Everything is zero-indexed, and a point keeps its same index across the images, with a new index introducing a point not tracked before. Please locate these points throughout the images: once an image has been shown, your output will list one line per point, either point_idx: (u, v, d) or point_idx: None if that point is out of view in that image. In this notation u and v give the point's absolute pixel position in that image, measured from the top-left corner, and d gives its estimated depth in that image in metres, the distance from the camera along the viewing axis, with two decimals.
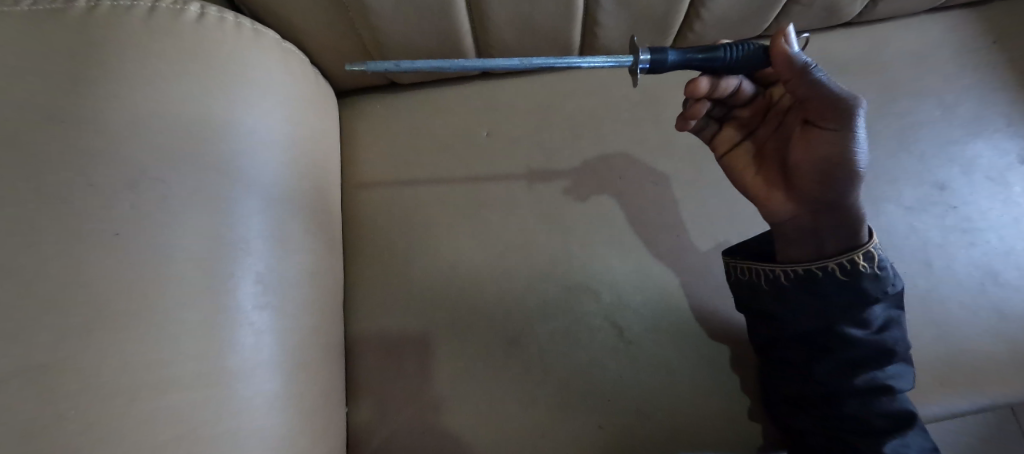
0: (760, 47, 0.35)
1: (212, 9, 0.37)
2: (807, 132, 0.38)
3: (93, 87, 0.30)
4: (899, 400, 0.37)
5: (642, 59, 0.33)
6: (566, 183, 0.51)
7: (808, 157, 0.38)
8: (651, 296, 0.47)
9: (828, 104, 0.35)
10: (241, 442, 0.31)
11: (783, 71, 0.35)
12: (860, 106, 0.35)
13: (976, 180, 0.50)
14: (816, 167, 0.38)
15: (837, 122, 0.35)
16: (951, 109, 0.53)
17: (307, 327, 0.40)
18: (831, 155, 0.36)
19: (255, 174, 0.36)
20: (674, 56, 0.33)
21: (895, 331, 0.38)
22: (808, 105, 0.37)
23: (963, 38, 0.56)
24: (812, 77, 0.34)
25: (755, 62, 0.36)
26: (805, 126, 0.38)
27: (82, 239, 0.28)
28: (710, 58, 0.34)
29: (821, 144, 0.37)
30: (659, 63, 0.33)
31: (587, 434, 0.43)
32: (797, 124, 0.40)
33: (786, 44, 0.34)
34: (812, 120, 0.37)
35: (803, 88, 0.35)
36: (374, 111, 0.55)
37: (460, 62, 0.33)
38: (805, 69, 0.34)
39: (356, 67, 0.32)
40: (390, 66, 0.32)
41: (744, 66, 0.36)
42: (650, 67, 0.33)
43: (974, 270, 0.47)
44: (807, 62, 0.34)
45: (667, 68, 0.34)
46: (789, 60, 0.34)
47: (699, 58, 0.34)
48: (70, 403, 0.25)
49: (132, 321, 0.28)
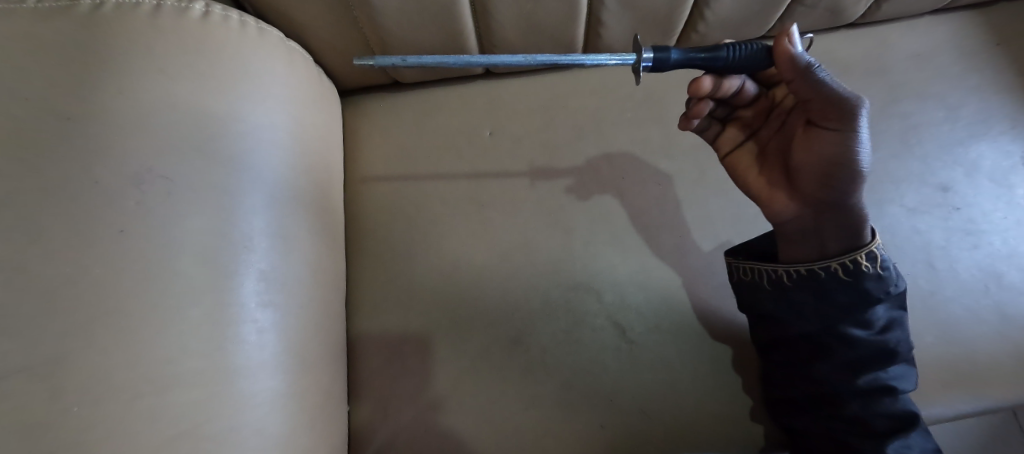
0: (763, 48, 0.36)
1: (217, 7, 0.37)
2: (810, 132, 0.38)
3: (99, 84, 0.31)
4: (901, 401, 0.37)
5: (645, 57, 0.33)
6: (568, 183, 0.51)
7: (811, 157, 0.38)
8: (654, 296, 0.47)
9: (831, 104, 0.35)
10: (245, 438, 0.31)
11: (786, 71, 0.35)
12: (863, 107, 0.35)
13: (979, 182, 0.50)
14: (818, 167, 0.38)
15: (840, 122, 0.36)
16: (955, 110, 0.53)
17: (310, 325, 0.40)
18: (833, 156, 0.36)
19: (259, 171, 0.36)
20: (677, 54, 0.34)
21: (897, 332, 0.38)
22: (811, 105, 0.37)
23: (967, 40, 0.56)
24: (816, 77, 0.34)
25: (758, 63, 0.36)
26: (808, 126, 0.38)
27: (88, 235, 0.28)
28: (713, 57, 0.35)
29: (824, 144, 0.37)
30: (661, 61, 0.33)
31: (589, 433, 0.43)
32: (800, 125, 0.40)
33: (789, 44, 0.34)
34: (815, 121, 0.37)
35: (807, 88, 0.35)
36: (377, 109, 0.55)
37: (463, 58, 0.33)
38: (809, 69, 0.34)
39: (364, 61, 0.33)
40: (396, 60, 0.33)
41: (747, 66, 0.36)
42: (653, 65, 0.34)
43: (978, 272, 0.47)
44: (811, 62, 0.34)
45: (670, 67, 0.34)
46: (793, 60, 0.34)
47: (701, 57, 0.34)
48: (75, 398, 0.25)
49: (136, 317, 0.28)
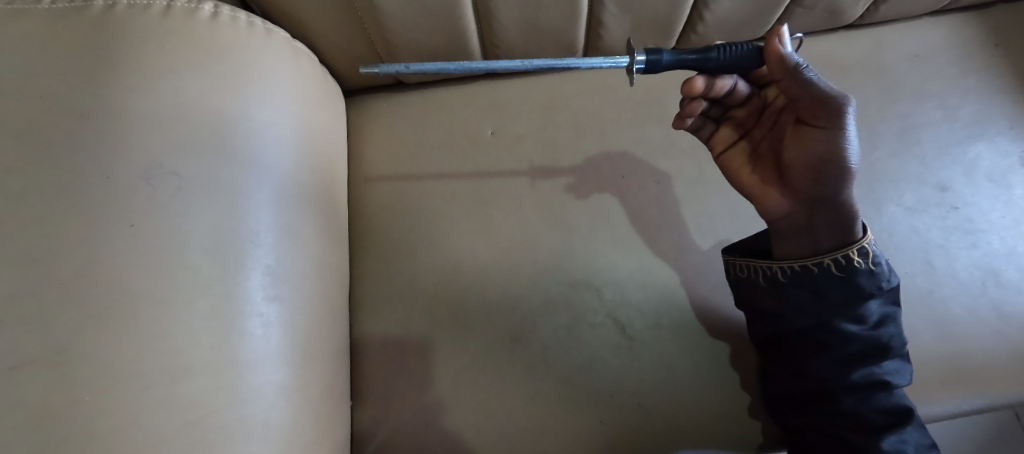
0: (755, 48, 0.36)
1: (225, 8, 0.38)
2: (800, 130, 0.39)
3: (110, 82, 0.31)
4: (896, 395, 0.38)
5: (638, 59, 0.34)
6: (569, 181, 0.52)
7: (801, 154, 0.39)
8: (653, 293, 0.48)
9: (818, 102, 0.36)
10: (250, 430, 0.32)
11: (777, 71, 0.36)
12: (850, 105, 0.36)
13: (978, 182, 0.50)
14: (809, 164, 0.39)
15: (828, 120, 0.37)
16: (953, 111, 0.53)
17: (315, 321, 0.40)
18: (824, 153, 0.37)
19: (266, 168, 0.37)
20: (670, 56, 0.34)
21: (891, 327, 0.39)
22: (800, 104, 0.38)
23: (965, 41, 0.56)
24: (805, 78, 0.35)
25: (750, 62, 0.36)
26: (797, 124, 0.39)
27: (100, 230, 0.28)
28: (704, 58, 0.35)
29: (814, 142, 0.38)
30: (654, 63, 0.34)
31: (589, 429, 0.43)
32: (790, 124, 0.41)
33: (780, 44, 0.35)
34: (805, 119, 0.38)
35: (795, 87, 0.36)
36: (380, 109, 0.56)
37: (464, 64, 0.34)
38: (798, 69, 0.35)
39: (371, 69, 0.34)
40: (399, 68, 0.34)
41: (739, 66, 0.37)
42: (646, 67, 0.34)
43: (976, 271, 0.47)
44: (800, 63, 0.35)
45: (662, 68, 0.35)
46: (783, 60, 0.35)
47: (693, 58, 0.35)
48: (86, 388, 0.26)
49: (145, 310, 0.28)
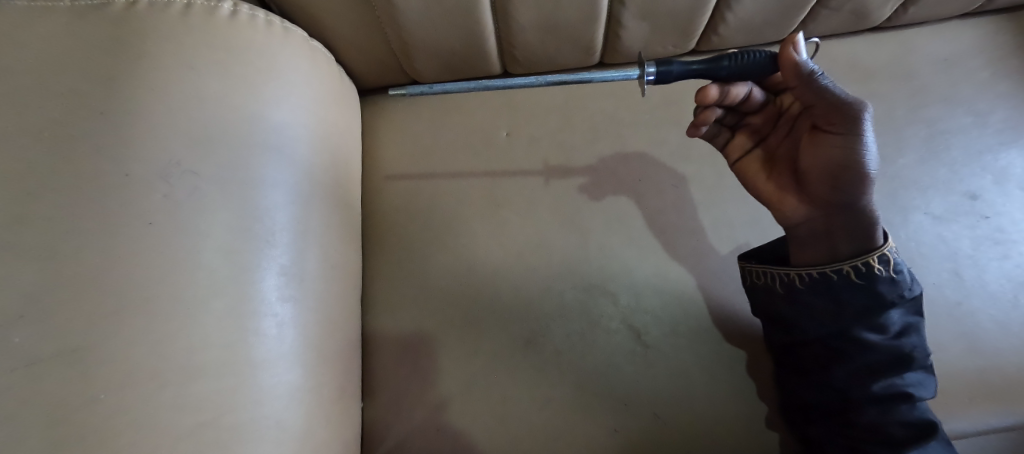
0: (768, 56, 0.37)
1: (245, 6, 0.38)
2: (815, 136, 0.38)
3: (129, 80, 0.31)
4: (919, 409, 0.37)
5: (648, 71, 0.36)
6: (584, 182, 0.51)
7: (818, 161, 0.38)
8: (670, 299, 0.47)
9: (834, 108, 0.35)
10: (262, 431, 0.31)
11: (791, 78, 0.36)
12: (867, 111, 0.35)
13: (1009, 190, 0.49)
14: (826, 170, 0.38)
15: (844, 126, 0.36)
16: (984, 117, 0.51)
17: (329, 320, 0.40)
18: (840, 158, 0.36)
19: (283, 167, 0.37)
20: (680, 67, 0.36)
21: (913, 338, 0.37)
22: (816, 111, 0.37)
23: (997, 45, 0.54)
24: (818, 84, 0.35)
25: (762, 69, 0.37)
26: (813, 130, 0.39)
27: (120, 230, 0.28)
28: (713, 67, 0.37)
29: (831, 148, 0.37)
30: (663, 74, 0.36)
31: (601, 438, 0.43)
32: (807, 130, 0.40)
33: (794, 51, 0.35)
34: (820, 125, 0.38)
35: (810, 93, 0.36)
36: (395, 108, 0.55)
37: (481, 82, 0.39)
38: (812, 76, 0.35)
39: (397, 90, 0.40)
40: (424, 88, 0.40)
41: (751, 73, 0.38)
42: (656, 78, 0.36)
43: (1007, 283, 0.46)
44: (813, 70, 0.35)
45: (672, 78, 0.36)
46: (797, 67, 0.35)
47: (701, 68, 0.37)
48: (102, 387, 0.26)
49: (162, 309, 0.28)
